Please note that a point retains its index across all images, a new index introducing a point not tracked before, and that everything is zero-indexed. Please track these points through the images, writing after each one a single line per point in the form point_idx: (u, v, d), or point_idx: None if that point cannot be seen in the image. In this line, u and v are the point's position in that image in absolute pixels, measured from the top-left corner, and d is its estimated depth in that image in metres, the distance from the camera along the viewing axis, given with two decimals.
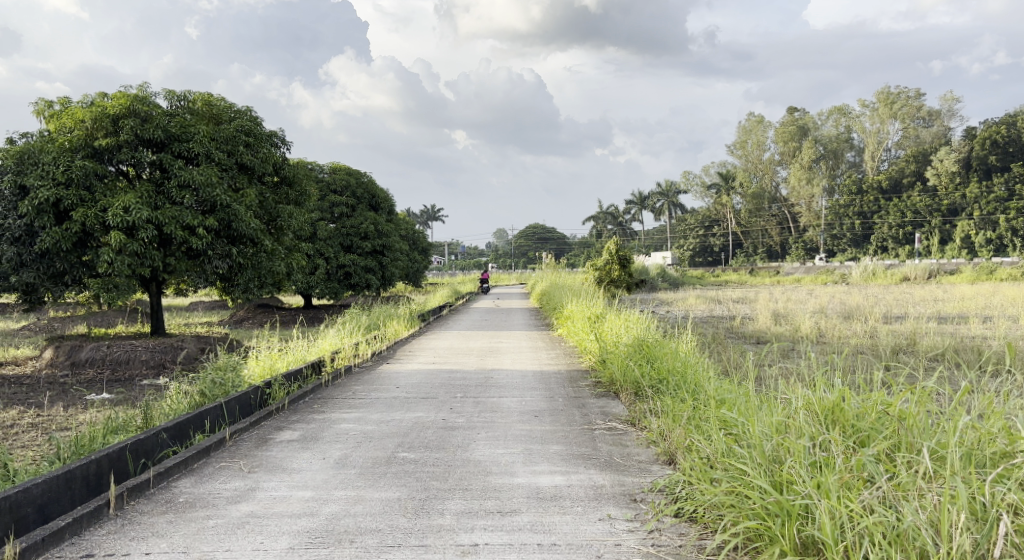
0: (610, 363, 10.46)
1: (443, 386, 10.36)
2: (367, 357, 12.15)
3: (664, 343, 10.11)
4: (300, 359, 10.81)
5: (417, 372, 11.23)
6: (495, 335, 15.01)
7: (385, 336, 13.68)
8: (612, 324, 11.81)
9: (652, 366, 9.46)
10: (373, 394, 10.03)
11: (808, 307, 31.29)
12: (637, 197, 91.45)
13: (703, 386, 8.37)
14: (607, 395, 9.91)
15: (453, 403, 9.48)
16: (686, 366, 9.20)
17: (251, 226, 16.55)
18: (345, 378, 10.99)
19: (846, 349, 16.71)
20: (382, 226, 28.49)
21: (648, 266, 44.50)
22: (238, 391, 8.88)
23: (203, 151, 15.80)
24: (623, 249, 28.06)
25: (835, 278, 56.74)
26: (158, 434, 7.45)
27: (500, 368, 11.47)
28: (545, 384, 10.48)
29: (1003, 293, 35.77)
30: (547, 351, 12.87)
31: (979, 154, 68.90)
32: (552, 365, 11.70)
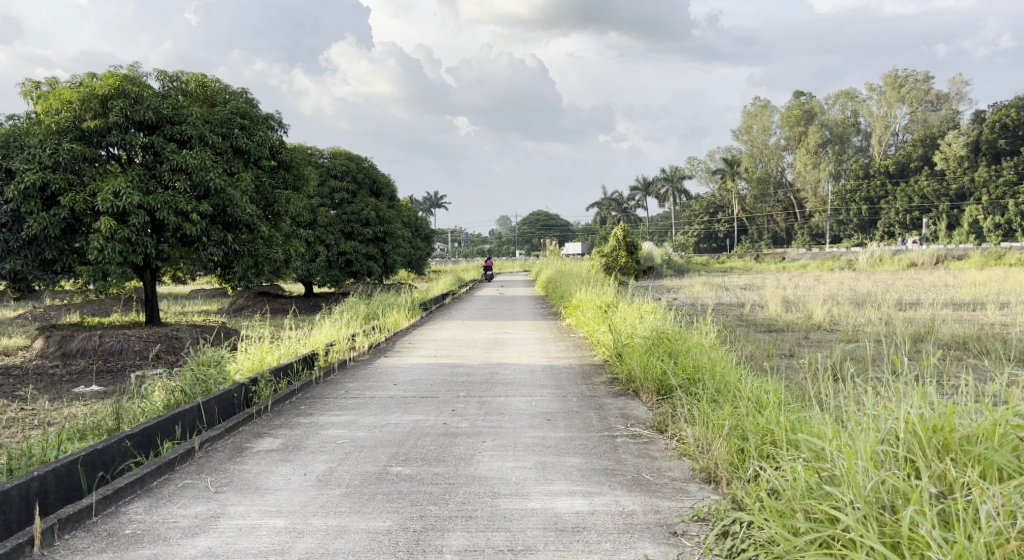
0: (628, 358, 9.89)
1: (444, 383, 9.82)
2: (364, 351, 11.61)
3: (687, 337, 9.56)
4: (292, 352, 10.28)
5: (417, 367, 10.67)
6: (501, 325, 14.44)
7: (386, 328, 13.15)
8: (626, 315, 11.24)
9: (675, 363, 8.90)
10: (370, 393, 9.46)
11: (818, 294, 30.71)
12: (641, 182, 90.67)
13: (743, 390, 7.75)
14: (627, 394, 9.35)
15: (456, 404, 8.92)
16: (713, 363, 8.64)
17: (245, 211, 16.03)
18: (339, 374, 10.45)
19: (865, 339, 16.13)
20: (384, 212, 27.90)
21: (654, 252, 43.90)
22: (219, 390, 8.41)
23: (196, 134, 15.23)
24: (631, 235, 27.48)
25: (841, 263, 56.11)
26: (119, 442, 7.00)
27: (506, 363, 10.91)
28: (556, 381, 9.93)
29: (1015, 278, 35.20)
30: (555, 343, 12.32)
31: (988, 138, 67.91)
32: (562, 359, 11.14)
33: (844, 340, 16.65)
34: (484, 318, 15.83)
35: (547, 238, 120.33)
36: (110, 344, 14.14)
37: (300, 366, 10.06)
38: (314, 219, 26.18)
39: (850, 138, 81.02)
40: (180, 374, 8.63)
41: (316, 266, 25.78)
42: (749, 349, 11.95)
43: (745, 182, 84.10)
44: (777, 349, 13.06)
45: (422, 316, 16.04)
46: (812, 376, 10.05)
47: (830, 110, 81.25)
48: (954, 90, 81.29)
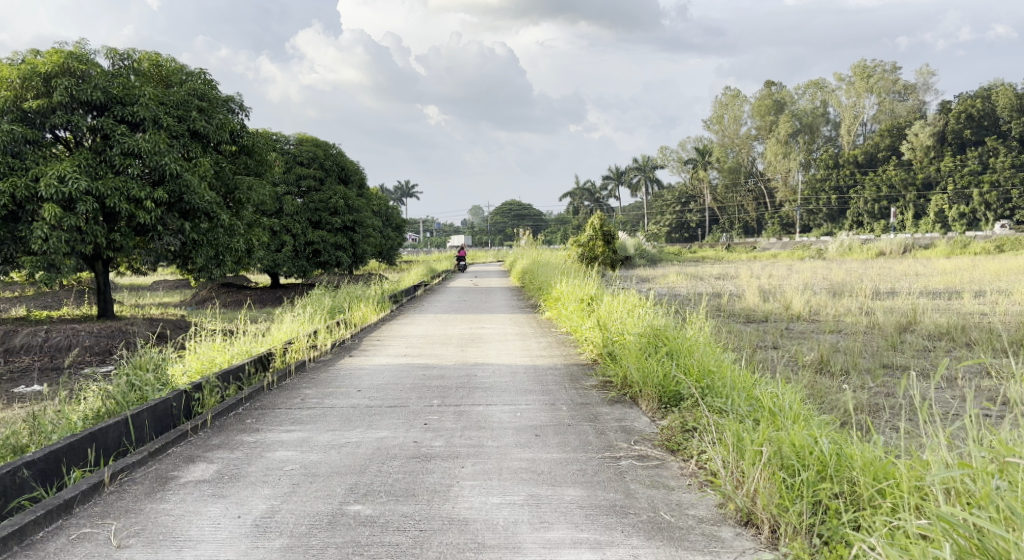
0: (621, 360, 9.25)
1: (416, 387, 9.13)
2: (326, 350, 10.87)
3: (684, 336, 8.99)
4: (245, 353, 9.54)
5: (388, 369, 9.95)
6: (476, 319, 13.75)
7: (352, 323, 12.40)
8: (614, 310, 10.60)
9: (682, 369, 8.33)
10: (333, 402, 8.72)
11: (794, 283, 30.29)
12: (613, 172, 90.24)
13: (769, 402, 7.20)
14: (623, 402, 8.70)
15: (428, 416, 8.21)
16: (724, 368, 8.13)
17: (205, 199, 15.24)
18: (295, 377, 9.71)
19: (851, 332, 15.64)
20: (354, 201, 27.05)
21: (627, 242, 43.38)
22: (155, 399, 7.75)
23: (150, 116, 14.43)
24: (607, 224, 26.87)
25: (811, 252, 56.05)
26: (8, 478, 6.31)
27: (483, 362, 10.23)
28: (541, 384, 9.25)
29: (985, 267, 35.06)
30: (535, 339, 11.66)
31: (953, 128, 68.09)
32: (544, 358, 10.47)
33: (827, 331, 16.17)
34: (457, 310, 15.18)
35: (520, 227, 119.77)
36: (55, 340, 13.28)
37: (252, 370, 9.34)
38: (281, 208, 25.28)
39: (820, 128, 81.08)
40: (116, 378, 8.00)
41: (282, 256, 24.92)
42: (738, 345, 11.42)
43: (717, 172, 83.92)
44: (762, 345, 12.52)
45: (393, 309, 15.31)
46: (811, 380, 9.47)
47: (799, 100, 81.23)
48: (922, 80, 81.52)
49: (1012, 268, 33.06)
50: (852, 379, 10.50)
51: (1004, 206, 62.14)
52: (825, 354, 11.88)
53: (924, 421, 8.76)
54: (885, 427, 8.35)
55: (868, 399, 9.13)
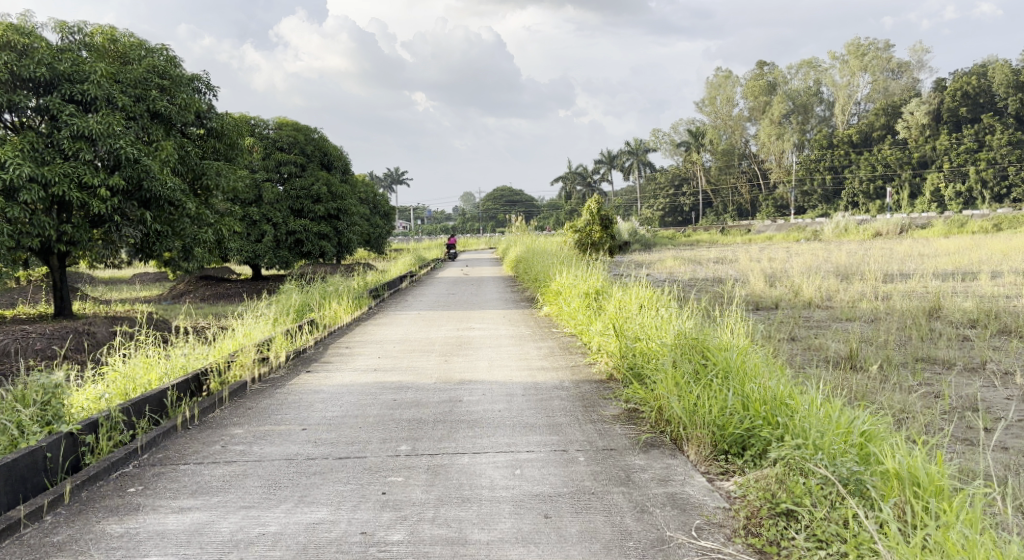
0: (652, 385, 7.85)
1: (393, 422, 7.82)
2: (279, 367, 9.52)
3: (731, 351, 7.71)
4: (178, 371, 8.41)
5: (358, 391, 8.64)
6: (466, 318, 12.46)
7: (318, 325, 11.14)
8: (632, 314, 9.27)
9: (744, 402, 7.02)
10: (263, 452, 7.34)
11: (797, 266, 28.96)
12: (606, 155, 88.78)
13: (904, 471, 5.96)
14: (653, 445, 7.30)
15: (388, 476, 6.84)
16: (800, 398, 6.88)
17: (167, 185, 13.89)
18: (227, 407, 8.36)
19: (873, 321, 14.37)
20: (337, 188, 25.61)
21: (621, 225, 41.96)
22: (10, 455, 6.45)
23: (102, 95, 13.13)
24: (605, 209, 25.53)
25: (807, 234, 54.78)
26: None
27: (472, 379, 8.92)
28: (542, 416, 7.89)
29: (990, 245, 33.74)
30: (534, 344, 10.36)
31: (950, 106, 66.70)
32: (542, 371, 9.18)
33: (845, 320, 14.86)
34: (443, 305, 13.90)
35: (512, 213, 118.31)
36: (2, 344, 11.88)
37: (179, 395, 8.12)
38: (260, 196, 23.98)
39: (814, 107, 79.71)
40: None
41: (262, 247, 23.65)
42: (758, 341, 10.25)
43: (710, 153, 82.45)
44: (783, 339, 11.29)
45: (373, 306, 13.99)
46: (857, 395, 8.22)
47: (793, 79, 79.81)
48: (916, 57, 80.06)
49: (1017, 246, 31.75)
50: (893, 377, 9.39)
51: (1001, 184, 60.99)
52: (856, 349, 10.66)
53: (989, 432, 7.77)
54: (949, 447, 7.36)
55: (919, 404, 8.09)
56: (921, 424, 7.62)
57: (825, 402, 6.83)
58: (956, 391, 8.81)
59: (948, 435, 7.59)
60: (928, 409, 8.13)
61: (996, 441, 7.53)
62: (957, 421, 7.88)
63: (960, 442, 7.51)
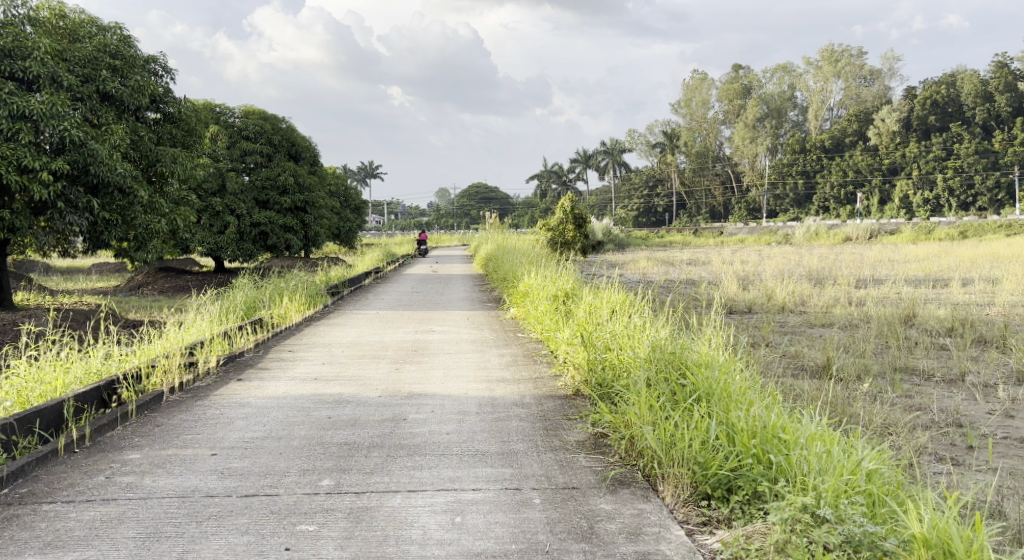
0: (625, 409, 7.05)
1: (321, 448, 6.81)
2: (204, 378, 8.65)
3: (715, 374, 6.96)
4: (88, 378, 7.67)
5: (296, 401, 7.88)
6: (426, 320, 11.77)
7: (253, 330, 10.23)
8: (605, 324, 8.65)
9: (730, 433, 6.22)
10: (155, 485, 6.25)
11: (769, 270, 28.63)
12: (581, 154, 88.43)
13: (933, 536, 5.10)
14: (628, 486, 6.30)
15: (299, 524, 5.75)
16: (797, 431, 6.11)
17: (115, 172, 13.67)
18: (131, 425, 7.38)
19: (848, 327, 13.88)
20: (304, 179, 24.81)
21: (595, 226, 41.52)
22: None
23: (45, 73, 12.92)
24: (579, 207, 25.04)
25: (778, 238, 54.66)
26: None
27: (423, 391, 8.17)
28: (493, 440, 6.99)
29: (957, 252, 33.64)
30: (496, 351, 9.74)
31: (919, 114, 67.09)
32: (500, 383, 8.47)
33: (818, 325, 14.29)
34: (404, 305, 13.27)
35: (486, 210, 117.67)
36: None
37: (80, 406, 7.26)
38: (223, 186, 23.30)
39: (787, 112, 79.79)
40: None
41: (224, 239, 22.91)
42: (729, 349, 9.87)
43: (684, 155, 82.25)
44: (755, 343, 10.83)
45: (330, 305, 13.27)
46: (836, 413, 7.64)
47: (767, 83, 79.90)
48: (888, 64, 80.53)
49: (983, 253, 31.76)
50: (872, 388, 8.94)
51: (967, 192, 61.27)
52: (833, 357, 10.22)
53: (973, 450, 7.26)
54: (937, 467, 6.86)
55: (896, 417, 7.67)
56: (908, 448, 7.02)
57: (824, 436, 6.01)
58: (934, 403, 8.32)
59: (930, 454, 7.08)
60: (906, 422, 7.67)
61: (983, 461, 7.02)
62: (938, 436, 7.39)
63: (942, 460, 7.02)
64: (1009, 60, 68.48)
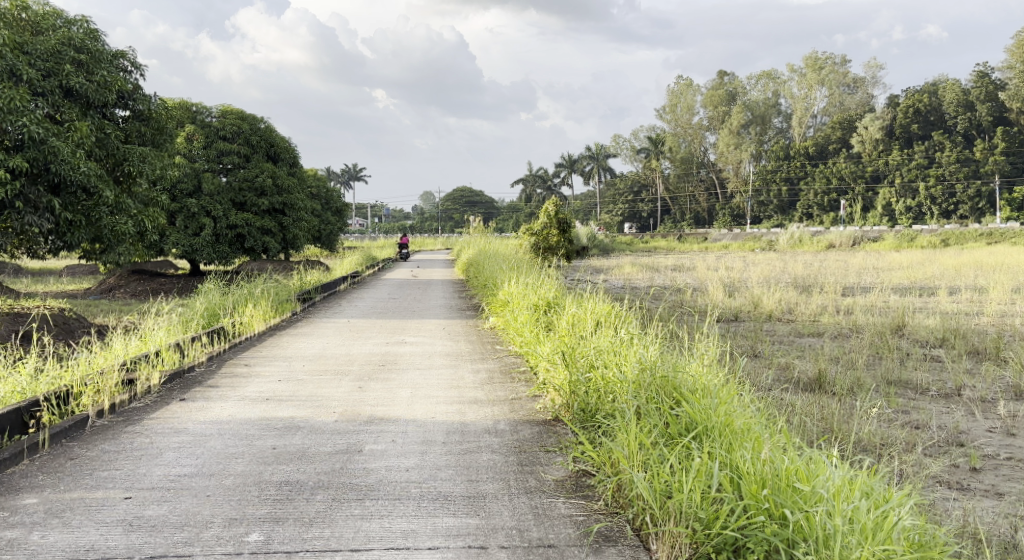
0: (612, 444, 6.45)
1: (257, 488, 6.17)
2: (141, 399, 7.97)
3: (712, 407, 6.40)
4: (5, 400, 7.02)
5: (242, 426, 7.26)
6: (399, 330, 11.23)
7: (202, 345, 9.48)
8: (589, 340, 8.14)
9: (735, 479, 5.64)
10: (44, 541, 5.53)
11: (755, 277, 28.20)
12: (566, 159, 88.14)
13: None
14: (622, 542, 5.70)
15: None
16: (813, 478, 5.57)
17: (79, 170, 13.28)
18: (43, 457, 6.67)
19: (838, 338, 13.44)
20: (282, 180, 24.19)
21: (579, 231, 41.07)
22: None
23: (4, 66, 12.67)
24: (562, 212, 24.56)
25: (762, 244, 54.42)
26: None
27: (385, 414, 7.59)
28: (455, 476, 6.39)
29: (942, 260, 33.34)
30: (470, 367, 9.19)
31: (901, 122, 67.14)
32: (470, 405, 7.90)
33: (806, 334, 13.80)
34: (378, 313, 12.71)
35: (471, 214, 117.12)
36: None
37: None
38: (199, 187, 22.74)
39: (771, 119, 79.76)
40: None
41: (200, 241, 22.36)
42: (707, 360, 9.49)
43: (669, 161, 82.04)
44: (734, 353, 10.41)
45: (300, 312, 12.72)
46: (831, 433, 7.21)
47: (752, 90, 79.82)
48: (872, 72, 80.65)
49: (969, 262, 31.49)
50: (862, 400, 8.55)
51: (948, 201, 61.27)
52: (821, 369, 9.83)
53: (978, 473, 6.83)
54: (944, 493, 6.46)
55: (892, 436, 7.28)
56: (911, 475, 6.61)
57: (845, 483, 5.47)
58: (932, 419, 7.89)
59: (930, 476, 6.68)
60: (906, 441, 7.25)
61: (988, 485, 6.60)
62: (939, 456, 6.96)
63: (946, 485, 6.60)
64: (991, 69, 68.59)
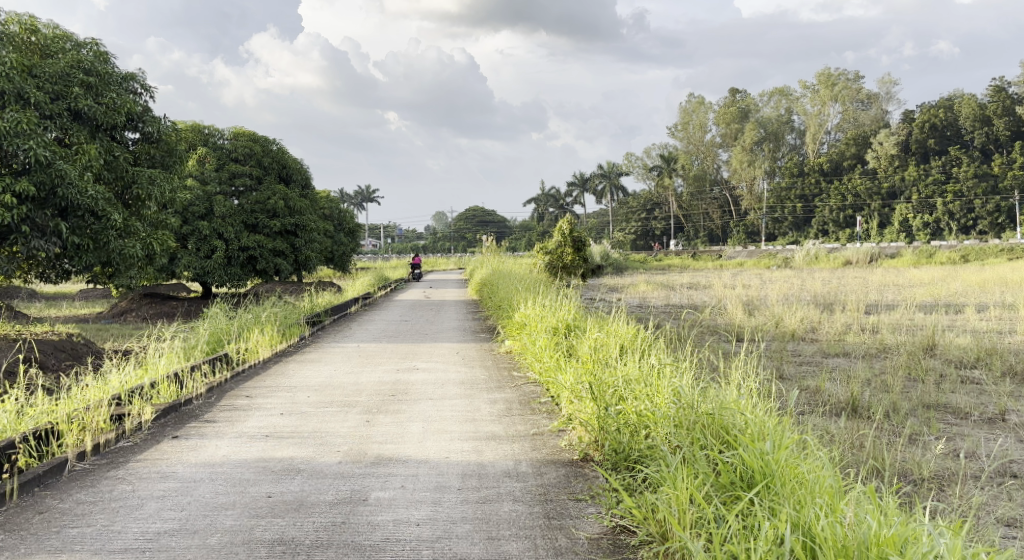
0: (660, 496, 6.03)
1: (247, 548, 5.76)
2: (129, 439, 7.59)
3: (771, 454, 6.02)
4: None
5: (235, 470, 6.86)
6: (411, 356, 10.85)
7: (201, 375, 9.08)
8: (616, 370, 7.76)
9: (813, 547, 5.27)
10: None
11: (774, 295, 27.72)
12: (578, 178, 87.87)
13: None
14: None
15: None
16: (901, 546, 5.19)
17: (87, 194, 13.04)
18: (13, 507, 6.30)
19: (865, 359, 12.98)
20: (294, 201, 23.92)
21: (593, 250, 40.65)
22: None
23: (11, 89, 12.47)
24: (577, 230, 24.22)
25: (777, 261, 53.85)
26: None
27: (393, 454, 7.18)
28: (464, 532, 5.98)
29: (964, 276, 32.73)
30: (487, 397, 8.77)
31: (917, 138, 66.48)
32: (485, 441, 7.49)
33: (833, 355, 13.31)
34: (390, 337, 12.34)
35: (483, 234, 116.87)
36: None
37: None
38: (211, 209, 22.49)
39: (785, 135, 79.36)
40: None
41: (212, 263, 22.09)
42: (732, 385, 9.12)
43: (682, 179, 81.64)
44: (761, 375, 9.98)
45: (310, 337, 12.37)
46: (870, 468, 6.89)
47: (765, 107, 79.39)
48: (885, 87, 80.19)
49: (993, 278, 30.86)
50: (900, 425, 8.19)
51: (967, 216, 60.58)
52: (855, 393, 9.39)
53: None
54: (1009, 535, 6.13)
55: (939, 466, 6.98)
56: (966, 512, 6.32)
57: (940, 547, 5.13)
58: (981, 446, 7.46)
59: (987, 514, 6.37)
60: (954, 472, 6.95)
61: None
62: (994, 491, 6.61)
63: (1009, 524, 6.26)
64: (1007, 83, 68.02)
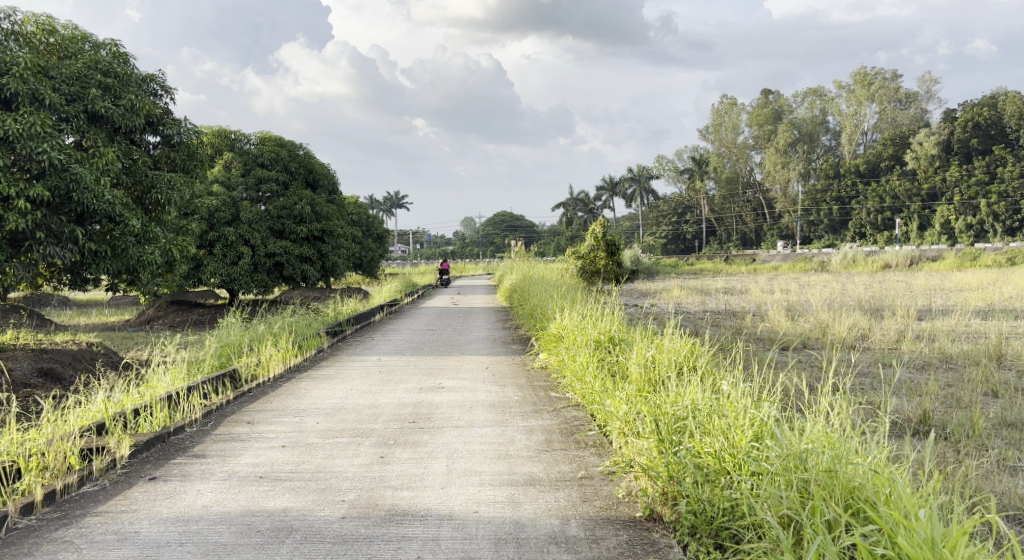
0: None
1: None
2: (95, 481, 6.92)
3: (938, 540, 5.22)
4: None
5: (216, 530, 6.15)
6: (438, 371, 10.17)
7: (197, 398, 8.42)
8: (679, 400, 7.06)
9: None
10: None
11: (818, 300, 26.72)
12: (608, 182, 86.86)
13: None
14: None
15: None
16: None
17: (104, 199, 12.44)
18: None
19: (925, 369, 12.12)
20: (322, 207, 23.33)
21: (625, 255, 39.76)
22: None
23: (25, 90, 11.92)
24: (610, 233, 23.45)
25: (815, 265, 52.56)
26: None
27: (410, 504, 6.46)
28: None
29: (1014, 280, 31.51)
30: (519, 426, 8.02)
31: (959, 137, 64.98)
32: (516, 488, 6.73)
33: (891, 366, 12.43)
34: (415, 349, 11.67)
35: (512, 239, 116.13)
36: None
37: None
38: (237, 215, 21.94)
39: (819, 137, 77.91)
40: None
41: (238, 270, 21.57)
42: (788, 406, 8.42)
43: (714, 182, 80.37)
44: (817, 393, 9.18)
45: (331, 349, 11.71)
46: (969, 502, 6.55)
47: (798, 108, 78.03)
48: (924, 87, 78.47)
49: None
50: (986, 453, 7.43)
51: (1011, 217, 58.93)
52: (927, 416, 8.57)
53: None
54: None
55: None
56: None
57: None
58: None
59: None
60: None
61: None
62: None
63: None
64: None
